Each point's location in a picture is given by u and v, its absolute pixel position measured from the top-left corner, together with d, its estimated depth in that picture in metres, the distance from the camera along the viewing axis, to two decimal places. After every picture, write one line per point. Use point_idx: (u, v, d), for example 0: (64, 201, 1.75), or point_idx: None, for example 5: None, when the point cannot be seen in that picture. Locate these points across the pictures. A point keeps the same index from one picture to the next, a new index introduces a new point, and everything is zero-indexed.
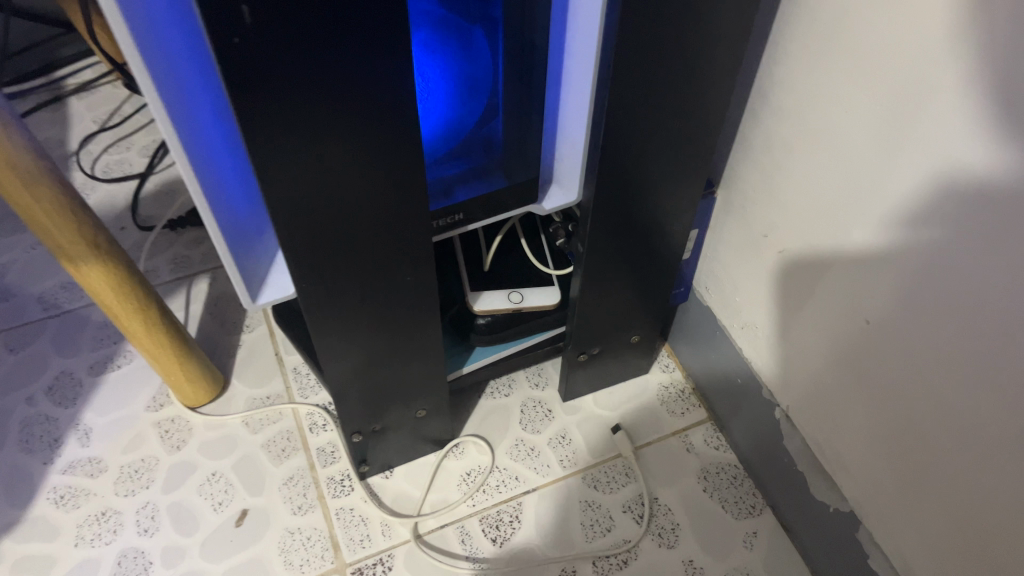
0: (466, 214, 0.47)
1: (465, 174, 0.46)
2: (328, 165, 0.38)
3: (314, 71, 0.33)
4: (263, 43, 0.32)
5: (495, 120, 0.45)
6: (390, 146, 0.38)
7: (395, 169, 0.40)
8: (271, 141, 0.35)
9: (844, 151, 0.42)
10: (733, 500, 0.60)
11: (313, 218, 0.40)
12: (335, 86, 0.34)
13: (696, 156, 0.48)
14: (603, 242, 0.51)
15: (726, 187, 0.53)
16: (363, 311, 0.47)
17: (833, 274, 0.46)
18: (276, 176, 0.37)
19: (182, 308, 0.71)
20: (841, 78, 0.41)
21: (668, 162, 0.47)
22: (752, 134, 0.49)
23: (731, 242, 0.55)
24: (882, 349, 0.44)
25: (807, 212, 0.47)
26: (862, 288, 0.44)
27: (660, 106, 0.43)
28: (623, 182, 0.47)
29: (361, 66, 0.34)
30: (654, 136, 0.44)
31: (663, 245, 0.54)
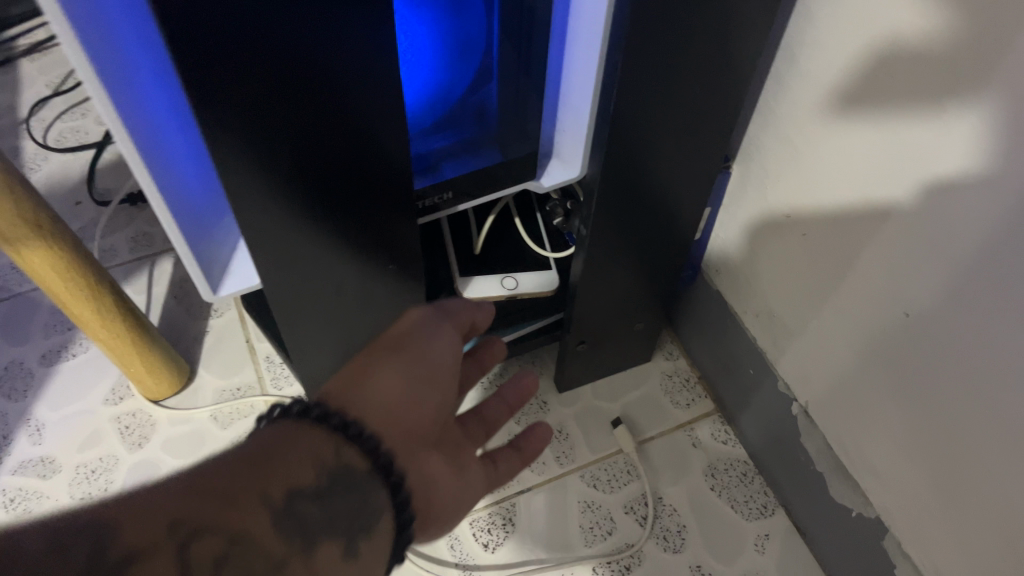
0: (455, 193, 0.42)
1: (454, 148, 0.41)
2: (292, 139, 0.32)
3: (271, 30, 0.28)
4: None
5: (489, 87, 0.40)
6: (365, 115, 0.33)
7: (373, 143, 0.34)
8: (222, 115, 0.29)
9: (884, 126, 0.37)
10: (743, 500, 0.56)
11: (277, 200, 0.34)
12: (296, 46, 0.29)
13: (714, 128, 0.42)
14: (608, 224, 0.46)
15: (743, 162, 0.48)
16: (340, 303, 0.42)
17: (867, 261, 0.41)
18: (230, 154, 0.31)
19: (144, 291, 0.65)
20: (884, 43, 0.35)
21: (683, 135, 0.41)
22: (776, 103, 0.44)
23: (747, 223, 0.50)
24: (922, 346, 0.39)
25: (838, 191, 0.42)
26: (902, 278, 0.39)
27: (677, 72, 0.37)
28: (632, 157, 0.41)
29: (326, 22, 0.28)
30: (669, 106, 0.39)
31: (673, 226, 0.48)
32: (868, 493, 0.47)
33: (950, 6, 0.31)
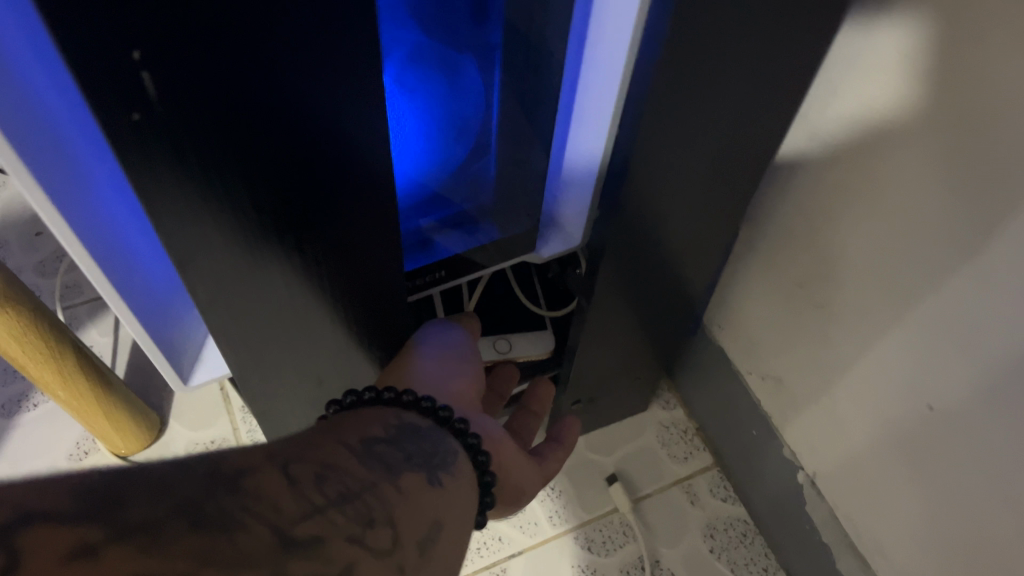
0: (449, 270, 0.39)
1: (449, 221, 0.38)
2: (280, 255, 0.28)
3: (255, 153, 0.24)
4: (173, 128, 0.22)
5: (486, 160, 0.37)
6: (362, 225, 0.29)
7: (370, 252, 0.31)
8: (197, 238, 0.26)
9: (918, 214, 0.34)
10: (743, 563, 0.53)
11: (258, 310, 0.31)
12: (286, 166, 0.25)
13: (726, 199, 0.39)
14: (612, 295, 0.43)
15: (752, 224, 0.45)
16: (323, 389, 0.39)
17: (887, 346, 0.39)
18: (206, 274, 0.27)
19: (110, 334, 0.61)
20: (922, 130, 0.32)
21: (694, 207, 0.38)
22: (790, 168, 0.41)
23: (755, 285, 0.47)
24: (947, 440, 0.37)
25: (858, 270, 0.39)
26: (928, 369, 0.37)
27: (691, 151, 0.34)
28: (640, 232, 0.38)
29: (318, 140, 0.25)
30: (680, 185, 0.36)
31: (676, 291, 0.46)
32: (880, 573, 0.45)
33: (999, 103, 0.28)
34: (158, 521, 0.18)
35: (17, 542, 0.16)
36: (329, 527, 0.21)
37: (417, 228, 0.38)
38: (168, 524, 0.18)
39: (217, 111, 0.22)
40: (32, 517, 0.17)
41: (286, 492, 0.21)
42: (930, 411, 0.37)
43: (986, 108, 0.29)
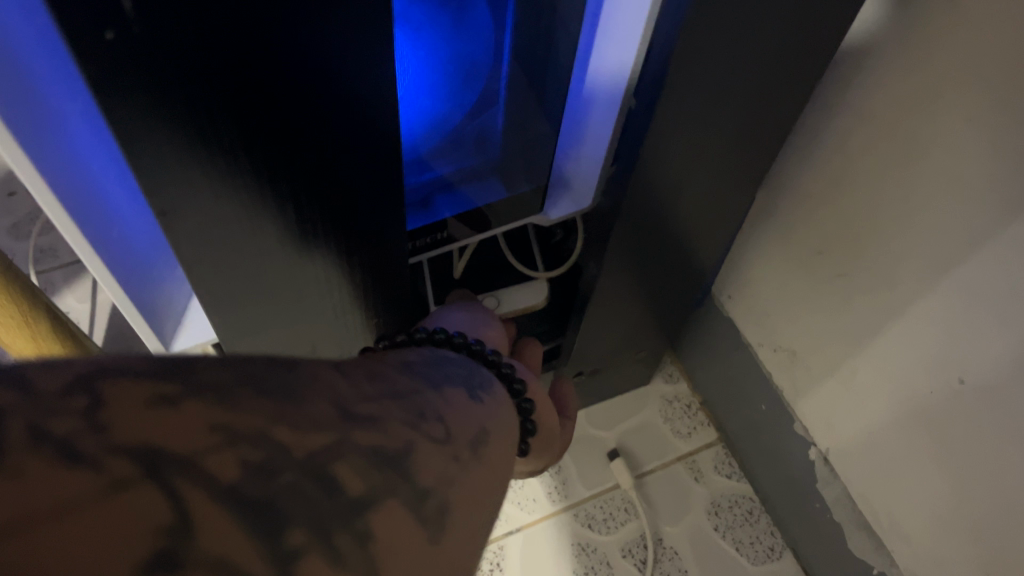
0: (451, 231, 0.37)
1: (451, 180, 0.36)
2: (272, 211, 0.26)
3: (246, 95, 0.21)
4: (153, 62, 0.19)
5: (494, 113, 0.34)
6: (362, 180, 0.27)
7: (371, 210, 0.28)
8: (180, 191, 0.23)
9: (957, 179, 0.32)
10: (748, 542, 0.51)
11: (248, 272, 0.28)
12: (281, 111, 0.22)
13: (749, 159, 0.37)
14: (622, 263, 0.41)
15: (770, 189, 0.43)
16: (317, 357, 0.36)
17: (915, 318, 0.36)
18: (190, 230, 0.25)
19: (88, 300, 0.58)
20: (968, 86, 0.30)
21: (717, 167, 0.36)
22: (814, 129, 0.38)
23: (770, 255, 0.45)
24: (981, 417, 0.35)
25: (887, 237, 0.36)
26: (961, 342, 0.35)
27: (718, 108, 0.31)
28: (658, 195, 0.36)
29: (319, 83, 0.22)
30: (704, 145, 0.34)
31: (689, 260, 0.43)
32: (895, 553, 0.43)
33: None
34: (228, 385, 0.15)
35: (88, 393, 0.13)
36: (388, 408, 0.19)
37: (417, 187, 0.35)
38: (237, 392, 0.15)
39: (203, 43, 0.19)
40: (98, 369, 0.13)
41: (340, 381, 0.19)
42: (963, 385, 0.35)
43: None
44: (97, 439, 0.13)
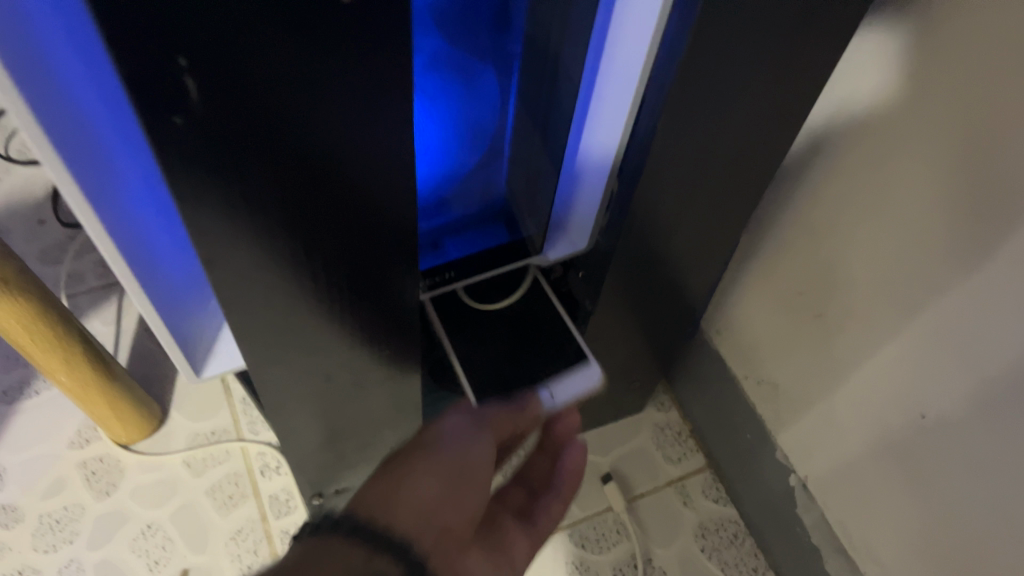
0: (458, 272, 0.41)
1: (459, 225, 0.40)
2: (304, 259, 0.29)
3: (290, 162, 0.25)
4: (214, 134, 0.23)
5: (498, 166, 0.38)
6: (385, 232, 0.30)
7: (391, 256, 0.31)
8: (226, 240, 0.26)
9: (919, 233, 0.35)
10: (733, 564, 0.54)
11: (279, 309, 0.31)
12: (319, 175, 0.26)
13: (732, 207, 0.40)
14: (616, 301, 0.44)
15: (754, 234, 0.46)
16: (331, 387, 0.39)
17: (884, 358, 0.40)
18: (232, 273, 0.28)
19: (113, 323, 0.62)
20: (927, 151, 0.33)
21: (703, 217, 0.39)
22: (793, 181, 0.42)
23: (753, 293, 0.48)
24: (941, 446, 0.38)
25: (858, 283, 0.40)
26: (925, 382, 0.38)
27: (702, 165, 0.35)
28: (649, 240, 0.39)
29: (353, 152, 0.25)
30: (690, 196, 0.37)
31: (679, 297, 0.47)
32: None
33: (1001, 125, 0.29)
34: None
35: None
36: None
37: (428, 230, 0.39)
38: None
39: (257, 120, 0.23)
40: None
41: None
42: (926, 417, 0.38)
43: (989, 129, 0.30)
44: None
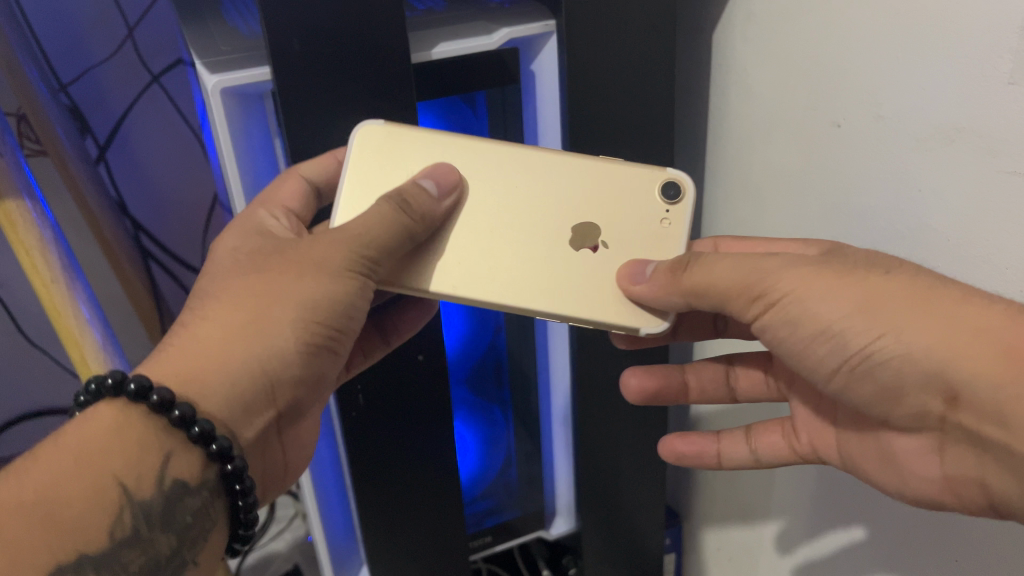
0: (493, 536, 0.73)
1: (493, 508, 0.74)
2: (391, 494, 0.60)
3: (417, 436, 0.59)
4: (362, 404, 0.56)
5: (511, 470, 0.74)
6: (431, 477, 0.61)
7: (448, 498, 0.62)
8: (360, 475, 0.58)
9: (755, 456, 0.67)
10: None
11: (390, 523, 0.61)
12: (406, 439, 0.59)
13: (656, 483, 0.70)
14: (606, 560, 0.72)
15: (709, 490, 0.76)
16: None
17: (771, 536, 0.67)
18: (365, 493, 0.59)
19: None
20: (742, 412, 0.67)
21: (641, 487, 0.69)
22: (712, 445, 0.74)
23: (721, 533, 0.76)
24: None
25: (744, 495, 0.70)
26: (785, 544, 0.65)
27: (627, 445, 0.67)
28: (609, 503, 0.69)
29: (419, 426, 0.59)
30: (627, 472, 0.68)
31: (647, 551, 0.74)
32: None
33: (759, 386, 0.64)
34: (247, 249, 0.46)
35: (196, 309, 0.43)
36: (243, 373, 0.42)
37: (478, 512, 0.74)
38: (205, 354, 0.42)
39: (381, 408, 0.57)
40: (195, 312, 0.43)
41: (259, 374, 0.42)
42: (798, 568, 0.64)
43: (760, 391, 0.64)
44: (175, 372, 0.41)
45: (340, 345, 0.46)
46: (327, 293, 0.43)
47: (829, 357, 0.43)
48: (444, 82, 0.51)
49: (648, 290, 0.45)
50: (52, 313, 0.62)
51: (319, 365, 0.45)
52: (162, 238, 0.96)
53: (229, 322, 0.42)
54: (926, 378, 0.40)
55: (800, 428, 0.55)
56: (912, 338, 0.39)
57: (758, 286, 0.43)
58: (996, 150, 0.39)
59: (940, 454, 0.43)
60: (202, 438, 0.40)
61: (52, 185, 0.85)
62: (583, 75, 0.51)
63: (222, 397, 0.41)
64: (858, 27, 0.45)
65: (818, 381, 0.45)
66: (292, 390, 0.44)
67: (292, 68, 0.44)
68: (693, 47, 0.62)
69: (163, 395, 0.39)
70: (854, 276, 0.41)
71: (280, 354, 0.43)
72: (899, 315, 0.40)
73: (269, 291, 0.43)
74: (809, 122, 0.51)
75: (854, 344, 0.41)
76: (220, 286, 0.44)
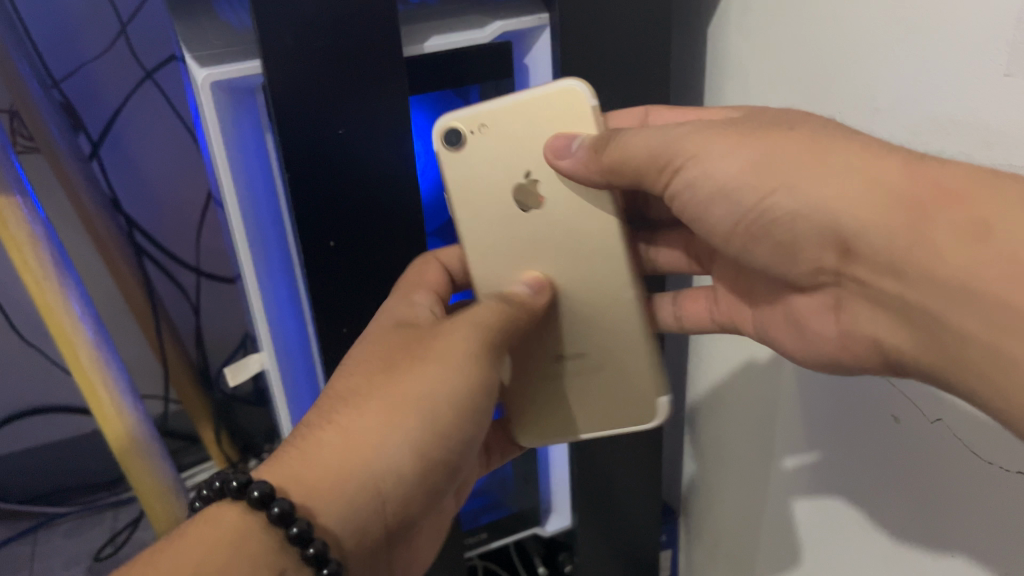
0: (488, 533, 0.73)
1: (486, 505, 0.75)
2: None
3: None
4: None
5: (506, 468, 0.73)
6: None
7: None
8: None
9: (750, 451, 0.66)
10: None
11: None
12: None
13: (650, 477, 0.70)
14: (600, 553, 0.72)
15: (705, 486, 0.76)
16: None
17: (766, 531, 0.67)
18: None
19: None
20: (736, 406, 0.67)
21: (637, 482, 0.69)
22: (708, 440, 0.73)
23: (718, 529, 0.75)
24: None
25: (740, 490, 0.69)
26: (780, 539, 0.65)
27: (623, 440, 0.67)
28: (603, 498, 0.68)
29: None
30: (622, 467, 0.68)
31: (642, 546, 0.73)
32: None
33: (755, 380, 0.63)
34: (374, 349, 0.46)
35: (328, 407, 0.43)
36: (358, 485, 0.42)
37: (471, 509, 0.74)
38: (325, 465, 0.42)
39: None
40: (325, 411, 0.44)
41: (376, 485, 0.42)
42: (791, 565, 0.64)
43: (754, 385, 0.64)
44: (298, 479, 0.41)
45: (456, 459, 0.46)
46: (447, 399, 0.44)
47: (725, 214, 0.43)
48: (438, 76, 0.51)
49: (573, 165, 0.46)
50: (44, 311, 0.62)
51: (435, 479, 0.46)
52: (156, 235, 0.95)
53: (350, 428, 0.43)
54: (819, 232, 0.40)
55: (721, 298, 0.56)
56: (802, 191, 0.39)
57: (666, 157, 0.43)
58: (993, 142, 0.38)
59: (836, 310, 0.45)
60: (300, 540, 0.39)
61: (45, 182, 0.84)
62: (577, 68, 0.51)
63: (339, 514, 0.41)
64: (852, 20, 0.45)
65: (719, 239, 0.46)
66: (401, 507, 0.44)
67: (283, 61, 0.44)
68: (687, 42, 0.62)
69: (283, 507, 0.39)
70: (757, 138, 0.41)
71: (401, 472, 0.43)
72: (792, 168, 0.39)
73: (402, 391, 0.43)
74: (804, 117, 0.51)
75: (750, 200, 0.41)
76: (348, 387, 0.44)
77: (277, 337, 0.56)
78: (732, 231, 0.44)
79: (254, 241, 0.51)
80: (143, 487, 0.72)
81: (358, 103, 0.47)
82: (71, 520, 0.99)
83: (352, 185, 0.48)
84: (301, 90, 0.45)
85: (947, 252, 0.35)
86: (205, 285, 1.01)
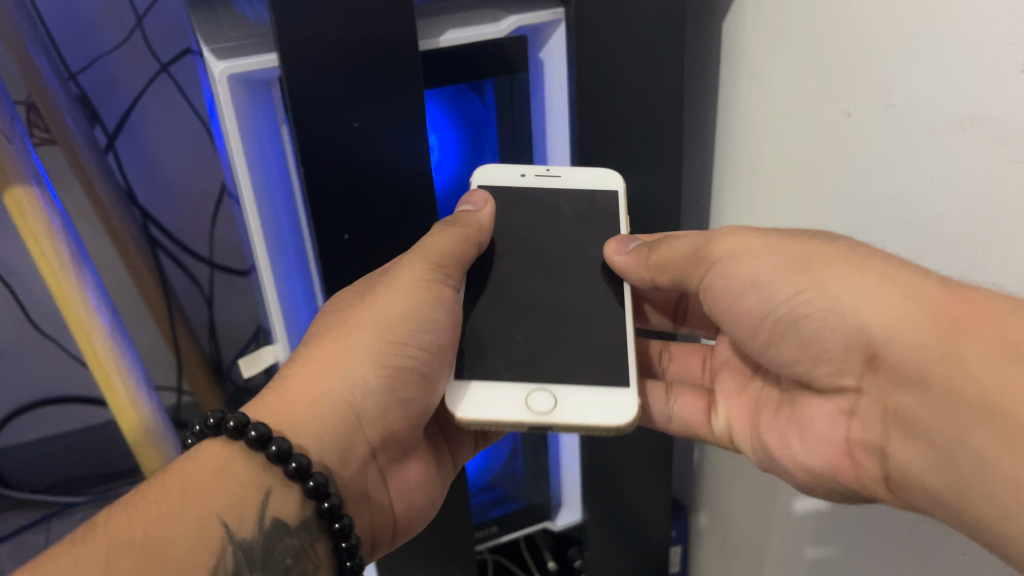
0: (498, 527, 0.74)
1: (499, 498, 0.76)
2: None
3: None
4: None
5: (517, 461, 0.74)
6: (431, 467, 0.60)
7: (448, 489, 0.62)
8: None
9: None
10: None
11: None
12: None
13: (661, 473, 0.70)
14: (609, 546, 0.72)
15: (715, 482, 0.76)
16: None
17: (777, 528, 0.67)
18: None
19: None
20: None
21: (647, 477, 0.69)
22: None
23: (727, 525, 0.75)
24: None
25: (750, 486, 0.69)
26: (791, 537, 0.65)
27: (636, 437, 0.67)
28: (613, 492, 0.68)
29: None
30: (634, 463, 0.68)
31: (652, 541, 0.73)
32: None
33: None
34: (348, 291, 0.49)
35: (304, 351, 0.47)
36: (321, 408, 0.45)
37: (482, 502, 0.75)
38: (295, 396, 0.45)
39: None
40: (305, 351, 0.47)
41: (343, 405, 0.46)
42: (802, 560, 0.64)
43: None
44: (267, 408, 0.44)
45: (426, 369, 0.49)
46: (404, 308, 0.48)
47: (755, 308, 0.47)
48: (451, 69, 0.51)
49: (625, 263, 0.51)
50: (60, 300, 0.62)
51: (405, 388, 0.48)
52: (170, 227, 0.96)
53: (322, 362, 0.46)
54: (848, 336, 0.42)
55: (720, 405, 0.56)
56: (837, 293, 0.42)
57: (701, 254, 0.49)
58: (1008, 137, 0.38)
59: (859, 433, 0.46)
60: (240, 432, 0.42)
61: (61, 172, 0.85)
62: (593, 64, 0.51)
63: (310, 436, 0.45)
64: (869, 15, 0.45)
65: (750, 334, 0.48)
66: (377, 422, 0.48)
67: (301, 56, 0.44)
68: (702, 39, 0.62)
69: (238, 420, 0.42)
70: (794, 241, 0.45)
71: (364, 378, 0.47)
72: (828, 270, 0.43)
73: (358, 314, 0.47)
74: (819, 112, 0.51)
75: (783, 296, 0.45)
76: (322, 328, 0.48)
77: (291, 330, 0.56)
78: (757, 327, 0.47)
79: (270, 232, 0.51)
80: (154, 473, 0.72)
81: (373, 97, 0.47)
82: (84, 508, 0.99)
83: (372, 179, 0.49)
84: (318, 82, 0.45)
85: (978, 369, 0.36)
86: (219, 278, 1.01)
